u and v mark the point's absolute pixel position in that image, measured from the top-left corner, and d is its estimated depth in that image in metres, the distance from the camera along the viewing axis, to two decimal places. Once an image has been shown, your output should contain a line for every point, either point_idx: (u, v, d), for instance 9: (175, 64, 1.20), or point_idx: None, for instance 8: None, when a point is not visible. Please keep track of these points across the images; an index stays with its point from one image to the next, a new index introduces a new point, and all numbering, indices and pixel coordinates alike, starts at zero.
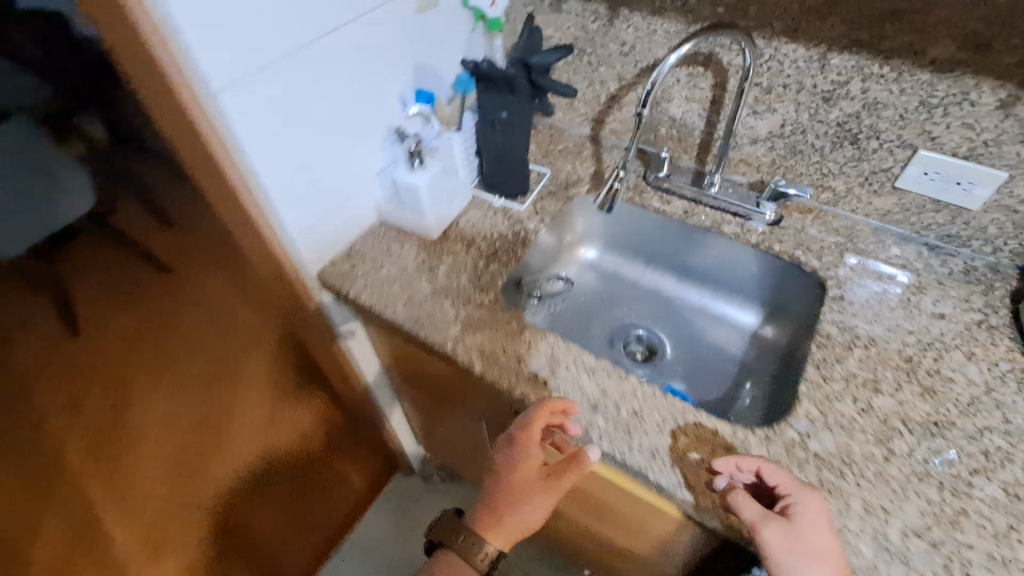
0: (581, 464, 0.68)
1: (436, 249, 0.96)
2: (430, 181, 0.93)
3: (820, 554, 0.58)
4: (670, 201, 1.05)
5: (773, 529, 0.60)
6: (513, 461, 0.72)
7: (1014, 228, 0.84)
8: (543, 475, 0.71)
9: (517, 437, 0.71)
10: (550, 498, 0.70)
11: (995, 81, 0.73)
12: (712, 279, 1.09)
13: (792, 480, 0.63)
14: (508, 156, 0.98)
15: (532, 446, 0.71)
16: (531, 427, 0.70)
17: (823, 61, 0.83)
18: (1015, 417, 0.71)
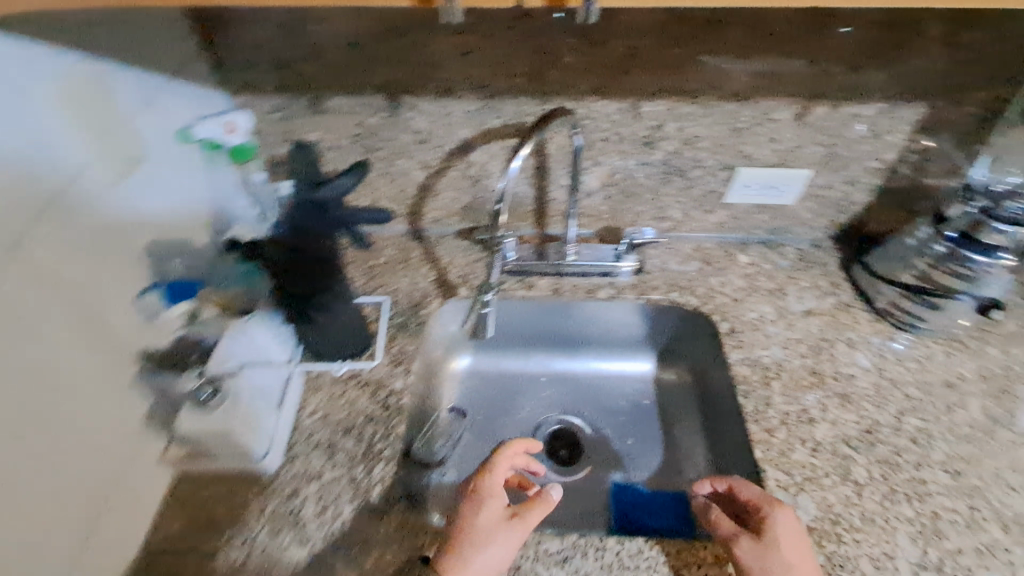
0: (547, 504, 0.62)
1: (285, 477, 0.67)
2: (236, 409, 0.66)
3: (787, 569, 0.57)
4: (534, 281, 0.93)
5: (745, 549, 0.59)
6: (475, 495, 0.62)
7: (823, 211, 0.93)
8: (506, 509, 0.62)
9: (481, 474, 0.64)
10: (513, 532, 0.59)
11: (787, 99, 0.77)
12: (598, 339, 0.99)
13: (766, 495, 0.63)
14: (338, 315, 0.75)
15: (496, 481, 0.64)
16: (501, 458, 0.66)
17: (636, 110, 0.80)
18: (909, 389, 0.77)
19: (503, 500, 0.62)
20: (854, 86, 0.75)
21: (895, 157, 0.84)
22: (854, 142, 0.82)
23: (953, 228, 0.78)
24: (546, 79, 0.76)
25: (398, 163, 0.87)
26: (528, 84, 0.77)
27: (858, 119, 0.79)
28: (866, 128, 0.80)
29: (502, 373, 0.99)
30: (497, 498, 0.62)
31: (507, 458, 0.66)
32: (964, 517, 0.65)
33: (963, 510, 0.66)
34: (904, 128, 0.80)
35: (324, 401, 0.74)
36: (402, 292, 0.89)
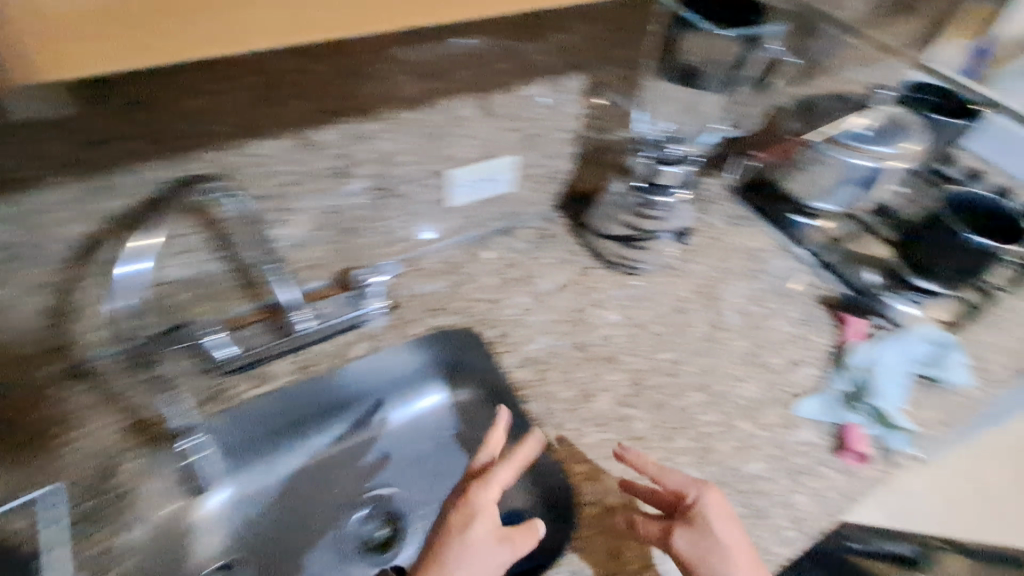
0: (534, 536, 0.59)
1: None
2: None
3: (721, 553, 0.57)
4: (271, 368, 0.77)
5: (681, 539, 0.58)
6: (464, 510, 0.59)
7: (541, 186, 0.95)
8: (495, 530, 0.58)
9: (475, 489, 0.60)
10: (496, 558, 0.56)
11: (463, 95, 0.73)
12: (375, 391, 0.84)
13: (690, 480, 0.63)
14: None
15: (489, 501, 0.60)
16: (494, 479, 0.61)
17: (308, 142, 0.67)
18: (655, 329, 0.85)
19: (493, 520, 0.59)
20: (522, 67, 0.74)
21: (578, 125, 0.88)
22: (540, 119, 0.84)
23: (638, 179, 0.85)
24: (169, 137, 0.59)
25: None
26: (144, 149, 0.58)
27: (536, 98, 0.80)
28: (546, 105, 0.82)
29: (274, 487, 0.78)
30: (489, 518, 0.58)
31: (502, 482, 0.62)
32: (723, 425, 0.75)
33: (720, 418, 0.76)
34: (577, 96, 0.83)
35: None
36: (80, 468, 0.65)
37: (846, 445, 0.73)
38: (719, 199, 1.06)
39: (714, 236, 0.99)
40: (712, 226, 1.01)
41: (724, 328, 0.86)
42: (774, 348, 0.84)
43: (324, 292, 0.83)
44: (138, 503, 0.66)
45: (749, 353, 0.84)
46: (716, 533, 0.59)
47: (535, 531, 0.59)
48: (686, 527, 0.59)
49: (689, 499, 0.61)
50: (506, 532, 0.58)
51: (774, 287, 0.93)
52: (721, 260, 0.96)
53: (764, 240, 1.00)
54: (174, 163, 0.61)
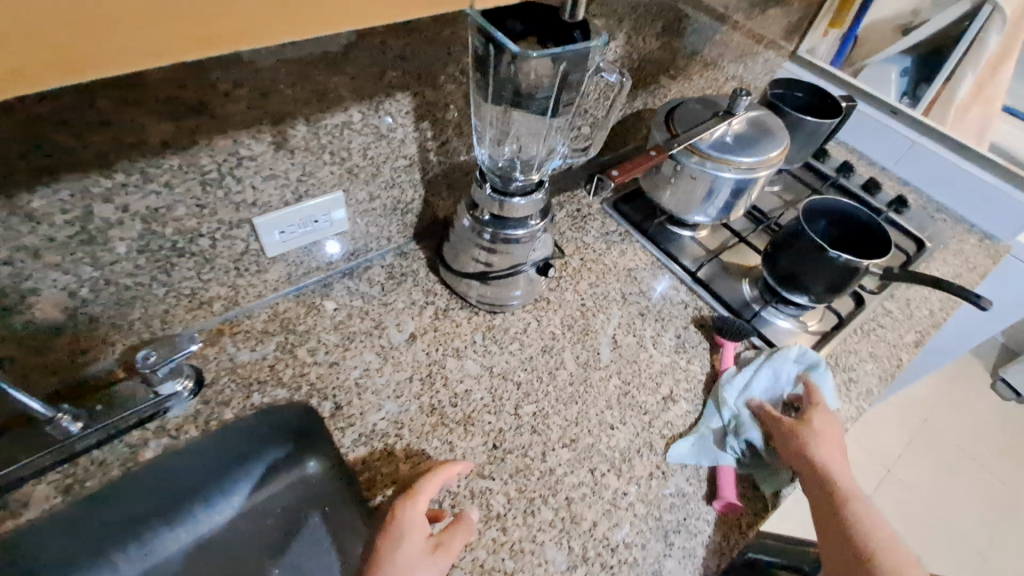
0: (466, 527, 0.59)
1: None
2: None
3: (829, 462, 0.68)
4: (26, 491, 0.60)
5: (812, 440, 0.69)
6: (394, 527, 0.57)
7: (385, 219, 0.83)
8: (426, 542, 0.57)
9: (402, 507, 0.58)
10: (436, 565, 0.56)
11: (247, 130, 0.59)
12: (189, 486, 0.70)
13: (817, 394, 0.74)
14: None
15: (417, 517, 0.58)
16: (418, 498, 0.59)
17: (15, 207, 0.51)
18: (519, 375, 0.76)
19: (423, 532, 0.57)
20: (322, 92, 0.62)
21: (416, 150, 0.77)
22: (364, 148, 0.71)
23: (485, 212, 0.73)
24: None
25: None
26: None
27: (352, 125, 0.67)
28: (367, 131, 0.69)
29: None
30: (417, 536, 0.57)
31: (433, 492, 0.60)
32: (590, 486, 0.67)
33: (586, 477, 0.68)
34: (407, 118, 0.72)
35: None
36: None
37: (718, 492, 0.68)
38: (593, 214, 0.98)
39: (586, 258, 0.91)
40: (584, 246, 0.92)
41: (595, 365, 0.78)
42: (647, 384, 0.78)
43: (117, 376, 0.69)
44: None
45: (622, 392, 0.76)
46: (824, 437, 0.70)
47: (467, 518, 0.60)
48: (823, 411, 0.72)
49: (813, 400, 0.74)
50: (435, 543, 0.57)
51: (649, 311, 0.86)
52: (594, 285, 0.88)
53: (639, 258, 0.93)
54: None
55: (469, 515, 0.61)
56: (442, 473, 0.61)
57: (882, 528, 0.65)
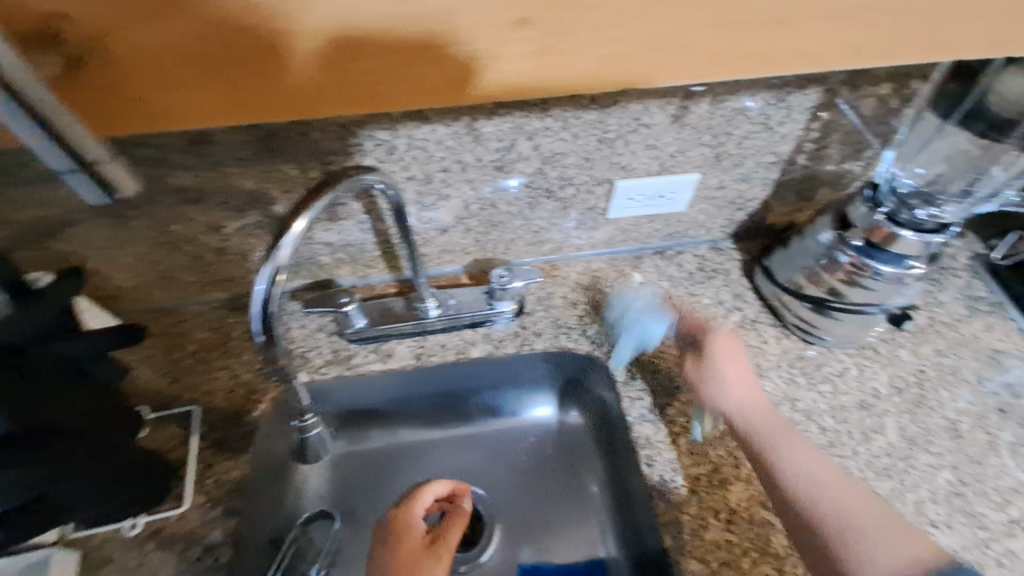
0: (460, 522, 0.70)
1: None
2: None
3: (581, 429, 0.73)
4: (390, 347, 0.76)
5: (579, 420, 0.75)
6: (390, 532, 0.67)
7: (718, 211, 0.80)
8: (424, 543, 0.67)
9: (399, 515, 0.68)
10: (438, 559, 0.65)
11: (659, 100, 0.62)
12: (490, 388, 0.82)
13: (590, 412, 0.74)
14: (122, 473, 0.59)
15: (413, 520, 0.68)
16: (415, 504, 0.69)
17: (472, 129, 0.61)
18: (825, 420, 0.68)
19: (419, 533, 0.67)
20: None
21: (792, 149, 0.71)
22: (745, 137, 0.68)
23: (858, 236, 0.65)
24: None
25: (172, 229, 0.67)
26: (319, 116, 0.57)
27: (748, 112, 0.65)
28: (756, 122, 0.66)
29: (374, 454, 0.81)
30: (414, 534, 0.67)
31: (428, 498, 0.70)
32: None
33: None
34: (802, 115, 0.66)
35: None
36: (217, 394, 0.72)
37: None
38: (956, 270, 0.81)
39: (936, 319, 0.76)
40: (936, 304, 0.77)
41: (923, 446, 0.66)
42: (989, 495, 0.63)
43: (459, 281, 0.82)
44: (251, 461, 0.68)
45: (952, 489, 0.64)
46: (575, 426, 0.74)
47: (462, 510, 0.72)
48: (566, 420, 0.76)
49: None
50: (431, 541, 0.67)
51: (1011, 410, 0.69)
52: (941, 354, 0.73)
53: (1011, 342, 0.75)
54: (336, 134, 0.59)
55: (463, 505, 0.72)
56: (434, 485, 0.72)
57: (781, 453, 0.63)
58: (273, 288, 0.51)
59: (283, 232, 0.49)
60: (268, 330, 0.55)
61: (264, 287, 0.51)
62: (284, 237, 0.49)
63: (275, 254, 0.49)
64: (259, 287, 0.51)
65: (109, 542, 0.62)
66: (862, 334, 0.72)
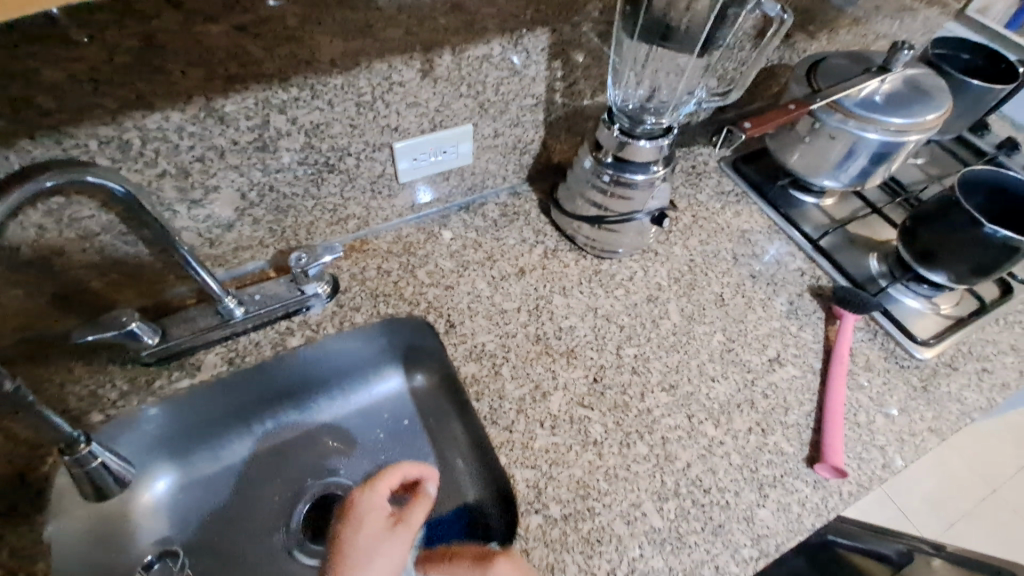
0: (427, 501, 0.62)
1: None
2: None
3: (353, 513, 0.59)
4: (199, 359, 0.71)
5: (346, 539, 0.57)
6: (352, 516, 0.58)
7: (504, 158, 0.86)
8: (387, 522, 0.59)
9: (361, 494, 0.60)
10: (399, 539, 0.57)
11: (401, 57, 0.64)
12: (324, 377, 0.83)
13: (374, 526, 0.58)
14: None
15: (376, 500, 0.60)
16: (379, 484, 0.61)
17: (212, 110, 0.58)
18: (622, 319, 0.78)
19: (384, 511, 0.60)
20: (470, 22, 0.65)
21: (546, 89, 0.78)
22: (498, 83, 0.74)
23: (608, 154, 0.74)
24: (37, 105, 0.51)
25: None
26: (20, 122, 0.51)
27: (492, 59, 0.70)
28: (504, 67, 0.72)
29: (215, 477, 0.78)
30: (375, 516, 0.58)
31: (394, 479, 0.62)
32: (686, 429, 0.69)
33: (683, 421, 0.69)
34: (541, 56, 0.74)
35: None
36: None
37: (821, 455, 0.68)
38: (709, 172, 0.96)
39: (698, 215, 0.90)
40: (698, 203, 0.92)
41: (700, 319, 0.79)
42: (752, 344, 0.77)
43: (267, 275, 0.79)
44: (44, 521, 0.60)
45: (725, 347, 0.76)
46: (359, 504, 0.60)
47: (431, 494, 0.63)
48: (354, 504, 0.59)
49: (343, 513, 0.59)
50: (395, 520, 0.59)
51: (761, 274, 0.85)
52: (705, 243, 0.87)
53: (755, 221, 0.91)
54: (47, 138, 0.53)
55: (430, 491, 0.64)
56: (403, 465, 0.63)
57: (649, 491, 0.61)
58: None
59: None
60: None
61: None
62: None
63: None
64: None
65: None
66: (639, 241, 0.83)
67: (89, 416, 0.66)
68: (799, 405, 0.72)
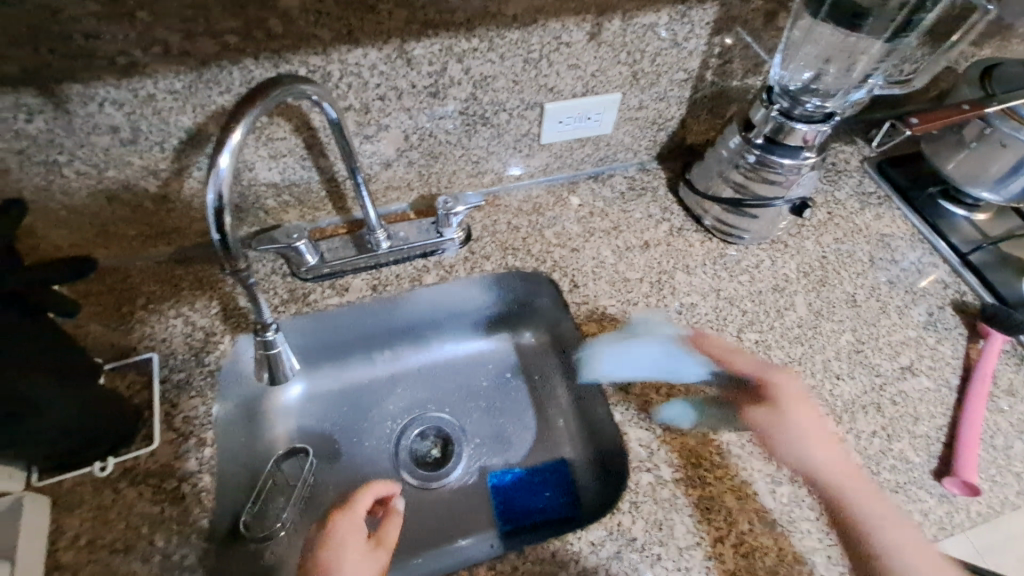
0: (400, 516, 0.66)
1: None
2: None
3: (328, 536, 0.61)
4: (347, 283, 0.79)
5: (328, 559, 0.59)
6: (331, 538, 0.61)
7: (641, 131, 0.86)
8: (367, 542, 0.62)
9: (339, 517, 0.63)
10: (379, 558, 0.61)
11: (575, 18, 0.67)
12: (440, 320, 0.88)
13: (354, 545, 0.61)
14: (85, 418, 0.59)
15: (355, 522, 0.63)
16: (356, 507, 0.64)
17: (404, 53, 0.64)
18: (746, 304, 0.77)
19: (361, 532, 0.63)
20: None
21: (699, 64, 0.78)
22: (656, 54, 0.75)
23: (759, 134, 0.74)
24: (269, 29, 0.58)
25: (108, 175, 0.66)
26: (253, 43, 0.58)
27: (656, 29, 0.71)
28: (666, 38, 0.73)
29: (337, 392, 0.85)
30: (354, 538, 0.62)
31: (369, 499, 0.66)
32: None
33: None
34: (704, 30, 0.74)
35: (91, 521, 0.59)
36: (175, 339, 0.72)
37: (951, 469, 0.65)
38: (850, 171, 0.93)
39: (835, 213, 0.87)
40: (835, 201, 0.88)
41: (828, 316, 0.77)
42: (883, 348, 0.75)
43: (407, 216, 0.85)
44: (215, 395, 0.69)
45: (853, 348, 0.74)
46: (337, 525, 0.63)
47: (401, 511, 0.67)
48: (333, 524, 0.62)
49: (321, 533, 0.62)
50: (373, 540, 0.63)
51: (899, 281, 0.81)
52: (840, 241, 0.84)
53: (895, 226, 0.87)
54: (269, 61, 0.60)
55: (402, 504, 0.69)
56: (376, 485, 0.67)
57: (861, 483, 0.63)
58: (223, 198, 0.51)
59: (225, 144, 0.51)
60: (222, 230, 0.53)
61: (213, 196, 0.51)
62: (216, 170, 0.50)
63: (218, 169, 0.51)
64: (208, 197, 0.51)
65: (79, 485, 0.62)
66: (769, 229, 0.82)
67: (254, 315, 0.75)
68: (929, 417, 0.69)
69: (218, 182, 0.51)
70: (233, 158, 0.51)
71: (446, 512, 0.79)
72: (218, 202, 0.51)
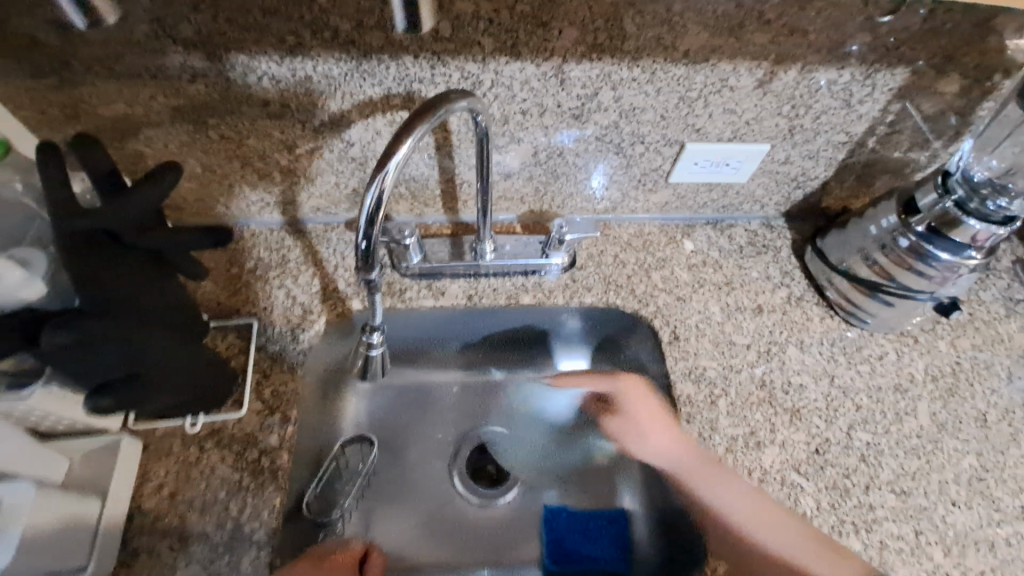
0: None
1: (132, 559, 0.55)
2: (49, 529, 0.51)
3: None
4: (444, 287, 0.78)
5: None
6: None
7: (778, 187, 0.80)
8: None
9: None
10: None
11: (750, 62, 0.62)
12: (522, 336, 0.84)
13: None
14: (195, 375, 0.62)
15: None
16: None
17: (561, 73, 0.61)
18: (861, 398, 0.71)
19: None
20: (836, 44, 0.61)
21: (865, 130, 0.71)
22: (822, 112, 0.68)
23: (922, 222, 0.66)
24: (437, 30, 0.56)
25: (248, 142, 0.67)
26: (417, 40, 0.57)
27: (830, 86, 0.65)
28: (838, 96, 0.67)
29: (408, 388, 0.84)
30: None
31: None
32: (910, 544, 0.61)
33: (907, 535, 0.62)
34: (883, 96, 0.67)
35: (175, 474, 0.62)
36: (275, 309, 0.73)
37: None
38: (1000, 271, 0.83)
39: (975, 315, 0.78)
40: (978, 301, 0.80)
41: (952, 432, 0.69)
42: (1008, 482, 0.66)
43: (513, 229, 0.83)
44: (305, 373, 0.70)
45: (975, 474, 0.66)
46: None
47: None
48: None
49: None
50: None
51: None
52: (977, 349, 0.76)
53: None
54: (428, 61, 0.59)
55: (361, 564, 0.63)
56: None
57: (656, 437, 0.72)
58: (380, 203, 0.52)
59: (394, 149, 0.50)
60: (370, 236, 0.54)
61: (372, 200, 0.52)
62: (383, 174, 0.51)
63: (383, 172, 0.51)
64: (368, 199, 0.52)
65: (169, 436, 0.64)
66: (899, 320, 0.75)
67: (352, 301, 0.75)
68: None
69: (380, 185, 0.51)
70: (399, 166, 0.51)
71: (493, 536, 0.77)
72: (375, 204, 0.52)
